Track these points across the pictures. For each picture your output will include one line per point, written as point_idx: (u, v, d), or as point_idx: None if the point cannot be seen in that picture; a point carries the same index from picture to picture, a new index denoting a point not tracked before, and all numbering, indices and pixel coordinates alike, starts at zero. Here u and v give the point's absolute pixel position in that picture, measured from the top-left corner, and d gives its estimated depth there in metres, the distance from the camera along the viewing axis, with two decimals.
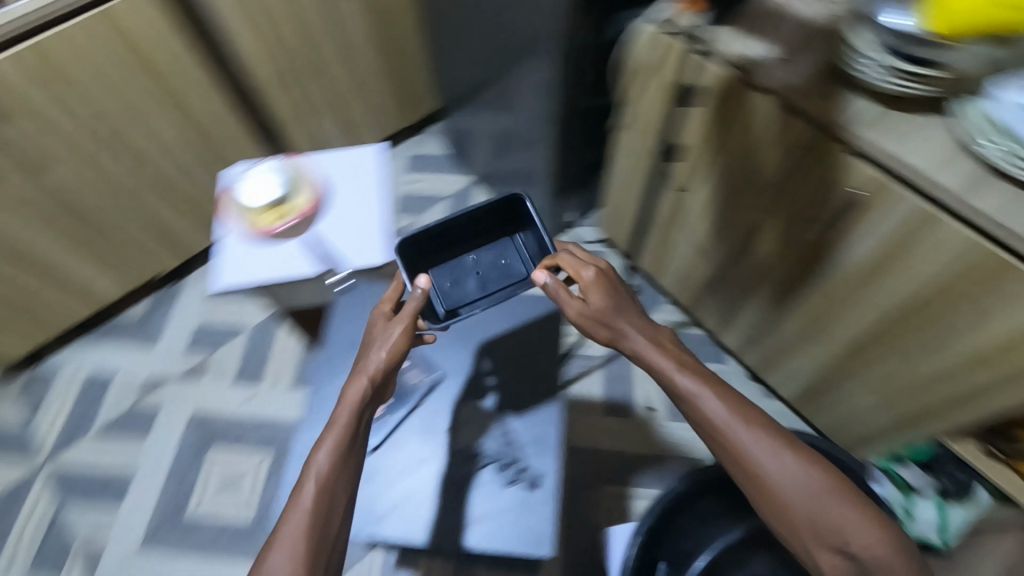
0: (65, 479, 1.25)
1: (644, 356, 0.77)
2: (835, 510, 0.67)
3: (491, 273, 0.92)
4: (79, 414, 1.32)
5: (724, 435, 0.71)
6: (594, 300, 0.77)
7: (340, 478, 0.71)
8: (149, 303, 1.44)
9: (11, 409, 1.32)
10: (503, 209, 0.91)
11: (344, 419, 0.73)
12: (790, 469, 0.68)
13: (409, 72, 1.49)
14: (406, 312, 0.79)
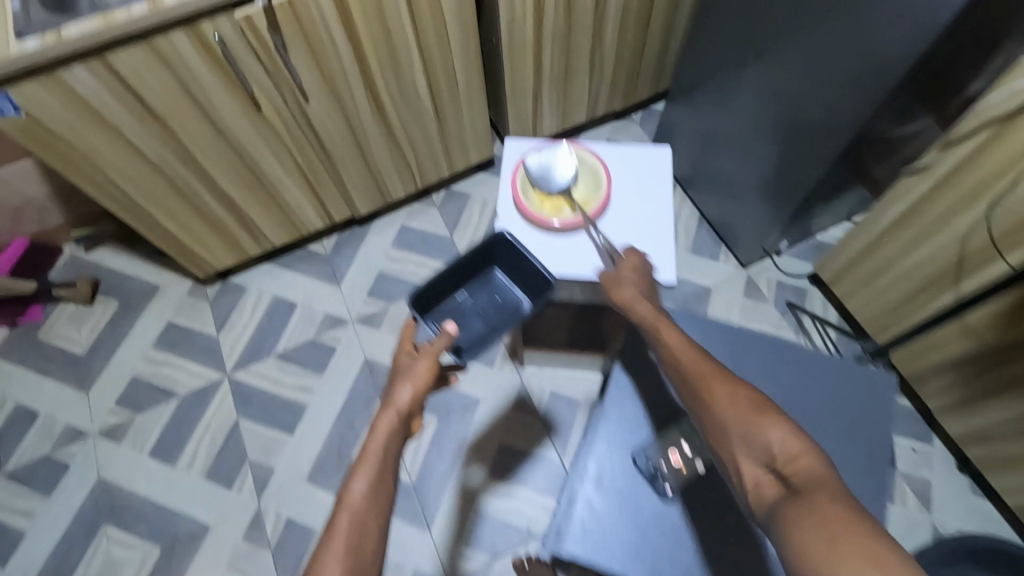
0: (245, 395, 1.30)
1: (637, 314, 0.76)
2: (770, 428, 0.61)
3: (482, 317, 0.89)
4: (263, 333, 1.36)
5: (689, 371, 0.69)
6: (625, 269, 0.81)
7: (376, 491, 0.62)
8: (337, 240, 1.45)
9: (204, 315, 1.38)
10: (491, 248, 0.89)
11: (378, 454, 0.64)
12: (732, 391, 0.65)
13: (644, 57, 1.37)
14: (430, 347, 0.73)
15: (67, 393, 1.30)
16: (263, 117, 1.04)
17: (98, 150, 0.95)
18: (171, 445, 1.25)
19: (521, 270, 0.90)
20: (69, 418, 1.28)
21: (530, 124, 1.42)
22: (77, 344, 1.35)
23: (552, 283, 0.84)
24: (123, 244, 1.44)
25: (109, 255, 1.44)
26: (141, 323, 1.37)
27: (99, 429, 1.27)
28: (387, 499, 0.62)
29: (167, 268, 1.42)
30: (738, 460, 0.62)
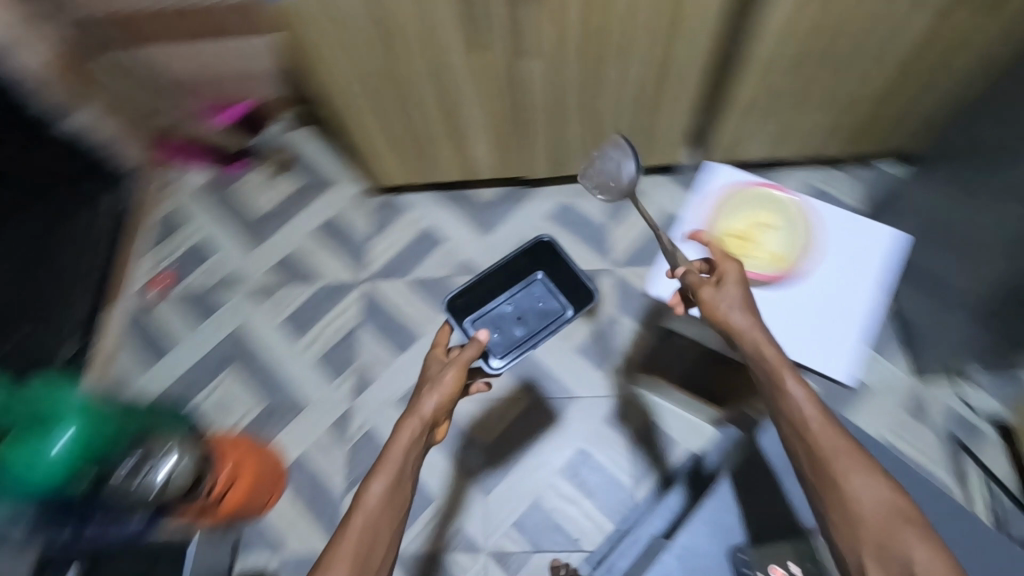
0: (371, 306, 1.39)
1: (741, 329, 0.76)
2: (908, 539, 0.64)
3: (525, 318, 1.00)
4: (405, 255, 1.44)
5: (818, 447, 0.70)
6: (731, 287, 0.79)
7: (389, 490, 0.71)
8: (498, 193, 1.47)
9: (362, 220, 1.48)
10: (539, 252, 1.03)
11: (398, 459, 0.72)
12: (869, 489, 0.67)
13: (888, 109, 1.20)
14: (457, 359, 0.81)
15: (238, 246, 1.49)
16: (482, 61, 1.05)
17: (333, 52, 1.02)
18: (300, 323, 1.39)
19: (572, 284, 1.02)
20: (233, 266, 1.46)
21: (731, 142, 1.32)
22: (257, 207, 1.53)
23: (592, 292, 1.00)
24: (320, 132, 1.57)
25: (306, 138, 1.57)
26: (311, 208, 1.51)
27: (250, 286, 1.44)
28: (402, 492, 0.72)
29: (347, 166, 1.54)
30: (858, 553, 0.66)
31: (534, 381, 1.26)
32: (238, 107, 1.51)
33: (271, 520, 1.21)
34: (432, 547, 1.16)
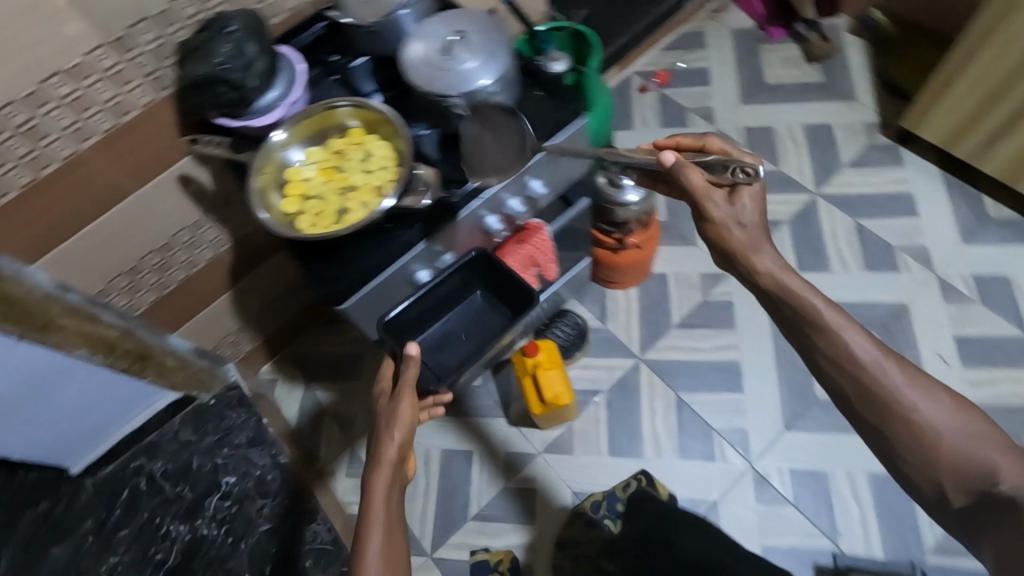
0: (807, 217, 1.36)
1: (756, 255, 0.76)
2: (990, 450, 0.66)
3: (466, 338, 0.90)
4: (871, 201, 1.36)
5: (879, 386, 0.69)
6: (743, 203, 0.75)
7: (388, 501, 0.68)
8: (1010, 219, 1.30)
9: (853, 146, 1.43)
10: (471, 270, 0.86)
11: (381, 506, 0.67)
12: (936, 416, 0.67)
13: None
14: (404, 384, 0.74)
15: (730, 94, 1.55)
16: None
17: None
18: None
19: (488, 297, 0.90)
20: (716, 104, 1.54)
21: None
22: (768, 74, 1.57)
23: (529, 293, 0.84)
24: (869, 51, 1.54)
25: (852, 49, 1.55)
26: (814, 106, 1.50)
27: (719, 129, 1.51)
28: (397, 510, 0.69)
29: (873, 97, 1.48)
30: (938, 482, 0.67)
31: None
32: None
33: (611, 297, 1.34)
34: (711, 422, 1.19)
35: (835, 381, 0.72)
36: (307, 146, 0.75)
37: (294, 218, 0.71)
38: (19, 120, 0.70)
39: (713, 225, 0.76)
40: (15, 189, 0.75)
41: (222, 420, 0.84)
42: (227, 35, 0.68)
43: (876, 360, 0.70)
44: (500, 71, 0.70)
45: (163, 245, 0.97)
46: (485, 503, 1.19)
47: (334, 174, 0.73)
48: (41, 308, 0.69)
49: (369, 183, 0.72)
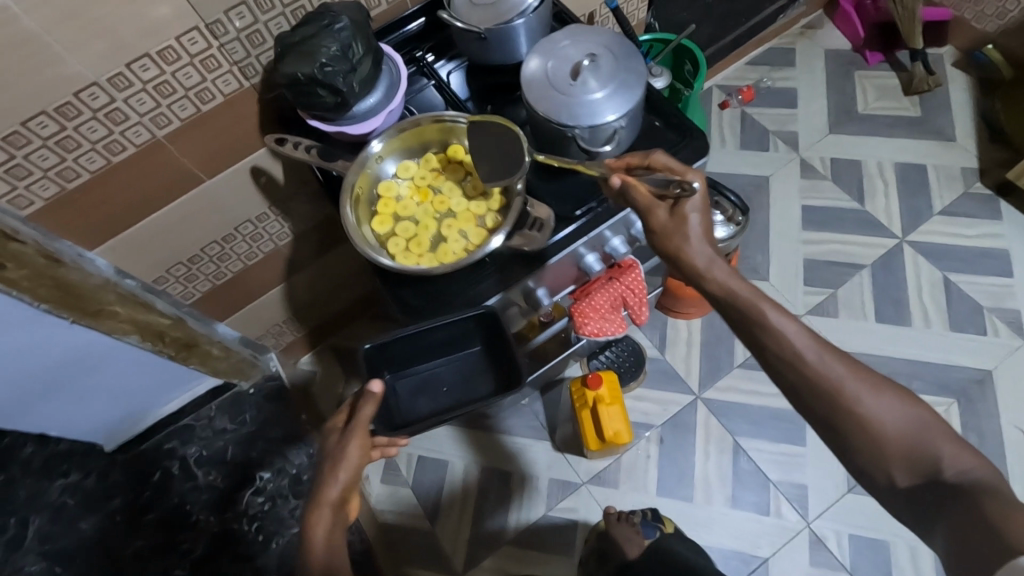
0: (891, 264, 1.28)
1: (705, 265, 0.63)
2: (940, 444, 0.54)
3: (446, 392, 0.75)
4: (961, 255, 1.27)
5: (825, 384, 0.57)
6: (692, 222, 0.62)
7: (331, 549, 0.63)
8: None
9: (947, 192, 1.33)
10: (477, 333, 0.72)
11: (320, 556, 0.62)
12: (881, 404, 0.56)
13: None
14: (357, 424, 0.66)
15: (819, 118, 1.44)
16: None
17: None
18: (817, 218, 1.34)
19: (491, 360, 0.74)
20: (801, 129, 1.44)
21: None
22: (860, 102, 1.45)
23: (519, 383, 0.68)
24: (975, 88, 1.42)
25: (957, 84, 1.43)
26: (907, 143, 1.39)
27: (802, 157, 1.41)
28: (343, 553, 0.65)
29: (974, 140, 1.37)
30: (888, 474, 0.56)
31: None
32: (938, 8, 1.42)
33: (672, 326, 1.26)
34: (768, 473, 1.13)
35: (772, 372, 0.61)
36: (402, 157, 0.69)
37: (386, 240, 0.66)
38: (100, 103, 0.64)
39: (661, 240, 0.64)
40: (87, 174, 0.70)
41: (258, 408, 1.22)
42: (331, 30, 0.61)
43: (817, 353, 0.58)
44: (628, 103, 0.62)
45: (227, 236, 0.91)
46: (524, 529, 1.14)
47: (432, 195, 0.67)
48: (101, 298, 0.80)
49: (470, 211, 0.66)
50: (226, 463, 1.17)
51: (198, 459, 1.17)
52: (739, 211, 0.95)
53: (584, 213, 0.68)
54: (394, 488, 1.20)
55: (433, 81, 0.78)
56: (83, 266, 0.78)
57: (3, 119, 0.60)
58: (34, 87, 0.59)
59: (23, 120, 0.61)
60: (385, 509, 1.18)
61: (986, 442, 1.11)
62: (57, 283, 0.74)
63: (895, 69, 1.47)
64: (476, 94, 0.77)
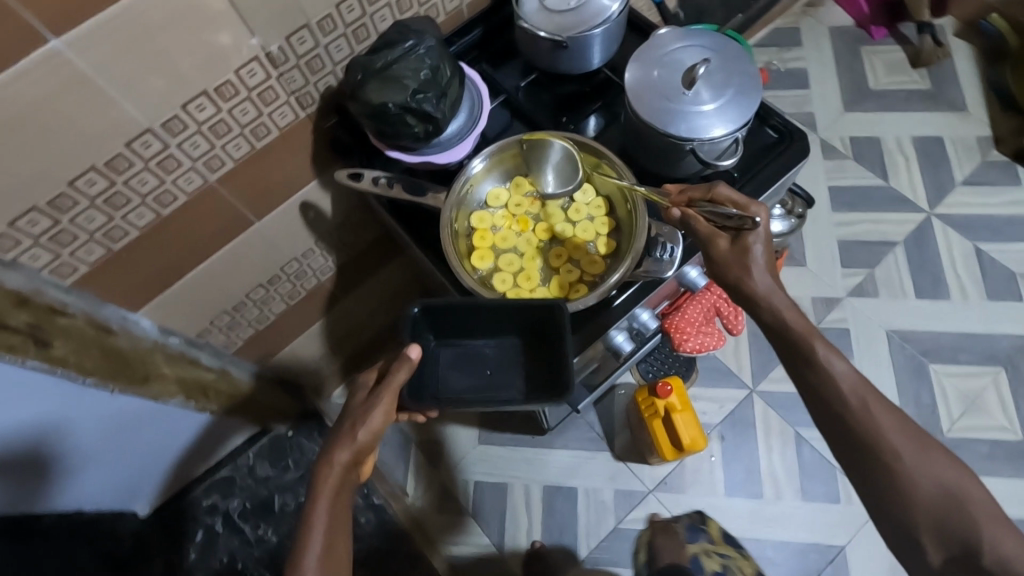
0: (923, 239, 1.29)
1: (766, 295, 0.57)
2: (983, 522, 0.49)
3: (489, 374, 0.65)
4: (987, 224, 1.29)
5: (860, 427, 0.53)
6: (751, 252, 0.56)
7: (334, 512, 0.53)
8: None
9: (966, 162, 1.34)
10: (533, 316, 0.62)
11: (323, 517, 0.53)
12: (925, 469, 0.51)
13: None
14: (387, 386, 0.57)
15: (833, 97, 1.44)
16: None
17: None
18: (845, 199, 1.34)
19: (543, 361, 0.64)
20: (818, 109, 1.43)
21: None
22: (871, 78, 1.44)
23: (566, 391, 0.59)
24: (978, 58, 1.44)
25: (960, 54, 1.45)
26: (922, 116, 1.39)
27: (822, 138, 1.40)
28: (347, 519, 0.55)
29: (985, 108, 1.39)
30: (920, 547, 0.51)
31: None
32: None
33: None
34: (833, 461, 1.12)
35: (815, 418, 0.57)
36: (500, 178, 0.67)
37: (485, 271, 0.65)
38: (151, 150, 0.57)
39: (718, 269, 0.58)
40: (135, 231, 0.62)
41: (298, 451, 1.14)
42: (416, 51, 0.57)
43: (856, 390, 0.54)
44: (738, 117, 0.58)
45: (272, 278, 0.83)
46: (597, 544, 1.11)
47: (532, 224, 0.68)
48: (147, 361, 0.75)
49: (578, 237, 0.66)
50: (275, 513, 1.10)
51: (242, 511, 1.11)
52: (798, 203, 0.92)
53: None
54: (457, 520, 1.14)
55: (501, 95, 0.72)
56: (130, 331, 0.70)
57: (49, 180, 0.53)
58: (85, 140, 0.52)
59: (70, 179, 0.54)
60: (450, 542, 1.13)
61: None
62: (104, 351, 0.68)
63: (900, 42, 1.47)
64: (549, 107, 0.72)
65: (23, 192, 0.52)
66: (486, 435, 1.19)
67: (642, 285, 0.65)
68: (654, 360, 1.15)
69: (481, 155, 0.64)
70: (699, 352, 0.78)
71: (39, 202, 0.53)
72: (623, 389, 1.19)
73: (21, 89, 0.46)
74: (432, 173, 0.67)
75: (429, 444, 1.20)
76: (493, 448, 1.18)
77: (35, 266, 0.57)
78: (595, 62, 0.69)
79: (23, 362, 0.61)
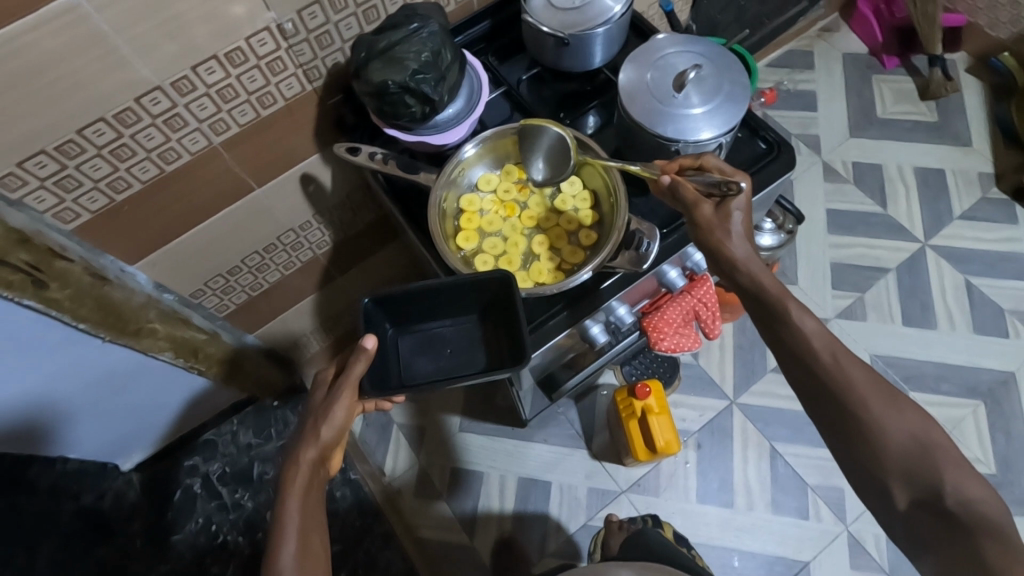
0: (915, 267, 1.30)
1: (742, 261, 0.58)
2: (948, 468, 0.50)
3: (450, 355, 0.67)
4: (981, 258, 1.30)
5: (830, 381, 0.54)
6: (735, 219, 0.57)
7: (307, 511, 0.54)
8: None
9: (966, 196, 1.35)
10: (488, 291, 0.65)
11: (295, 518, 0.53)
12: (892, 418, 0.52)
13: None
14: (346, 380, 0.58)
15: (840, 122, 1.45)
16: None
17: None
18: (842, 223, 1.35)
19: (501, 336, 0.66)
20: (823, 132, 1.44)
21: None
22: (879, 106, 1.46)
23: (524, 355, 0.61)
24: (988, 94, 1.44)
25: (971, 89, 1.46)
26: (925, 147, 1.41)
27: (825, 161, 1.42)
28: (322, 508, 0.56)
29: (989, 145, 1.40)
30: (888, 494, 0.52)
31: (1011, 465, 1.13)
32: (954, 15, 1.40)
33: None
34: (805, 477, 1.13)
35: (788, 374, 0.58)
36: (489, 168, 0.72)
37: (471, 253, 0.69)
38: (160, 108, 0.59)
39: (700, 235, 0.59)
40: (138, 184, 0.65)
41: (271, 419, 1.18)
42: (420, 36, 0.60)
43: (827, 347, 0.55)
44: (726, 122, 0.61)
45: (269, 246, 0.85)
46: (566, 539, 1.12)
47: (518, 211, 0.71)
48: (140, 316, 0.78)
49: (561, 227, 0.70)
50: (254, 482, 1.13)
51: (222, 476, 1.13)
52: (790, 218, 0.95)
53: (671, 228, 0.68)
54: (431, 504, 1.16)
55: (501, 86, 0.74)
56: (126, 283, 0.74)
57: (58, 127, 0.55)
58: (96, 91, 0.54)
59: (79, 128, 0.56)
60: (423, 525, 1.15)
61: (1014, 442, 1.15)
62: (99, 302, 0.71)
63: (911, 74, 1.49)
64: (549, 102, 0.74)
65: (33, 135, 0.54)
66: (467, 423, 1.21)
67: (622, 276, 0.67)
68: (639, 363, 1.15)
69: (472, 140, 0.67)
70: (674, 351, 0.80)
71: (48, 146, 0.56)
72: (605, 390, 1.21)
73: (39, 37, 0.49)
74: (429, 155, 0.71)
75: (411, 426, 1.22)
76: (472, 436, 1.20)
77: (39, 209, 0.60)
78: (595, 62, 0.71)
79: (19, 301, 0.63)
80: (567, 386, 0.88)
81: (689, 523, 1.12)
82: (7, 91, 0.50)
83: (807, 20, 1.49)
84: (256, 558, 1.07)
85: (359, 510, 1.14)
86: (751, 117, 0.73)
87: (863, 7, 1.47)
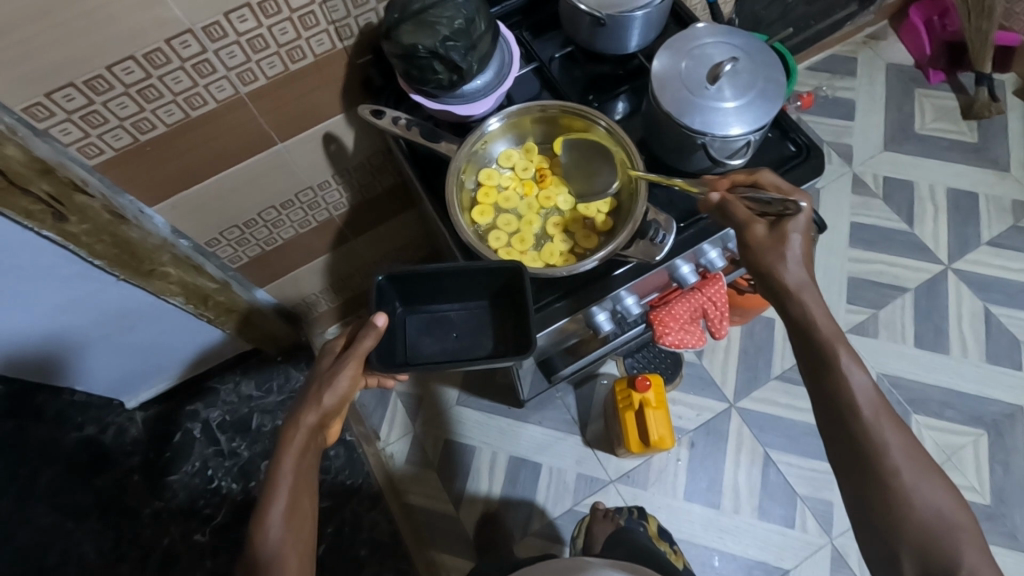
0: (934, 290, 1.27)
1: (795, 291, 0.57)
2: (964, 550, 0.50)
3: (457, 338, 0.67)
4: (1003, 288, 1.27)
5: (865, 443, 0.54)
6: (789, 242, 0.57)
7: (300, 474, 0.55)
8: None
9: (996, 222, 1.32)
10: (501, 280, 0.65)
11: (287, 480, 0.54)
12: (918, 488, 0.52)
13: None
14: (353, 352, 0.57)
15: (876, 134, 1.41)
16: None
17: None
18: (865, 237, 1.32)
19: (509, 326, 0.66)
20: (857, 143, 1.41)
21: None
22: (918, 121, 1.42)
23: (532, 346, 0.61)
24: None
25: (1016, 113, 1.41)
26: (961, 168, 1.37)
27: (855, 172, 1.38)
28: (313, 475, 0.57)
29: None
30: (896, 560, 0.53)
31: (1006, 498, 1.12)
32: (1009, 34, 1.36)
33: None
34: (796, 487, 1.13)
35: (823, 426, 0.58)
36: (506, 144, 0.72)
37: (486, 228, 0.69)
38: (189, 51, 0.59)
39: (752, 255, 0.58)
40: (162, 127, 0.65)
41: (270, 375, 1.19)
42: (455, 2, 0.60)
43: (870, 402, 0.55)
44: (758, 120, 0.60)
45: (285, 202, 0.86)
46: (553, 520, 1.14)
47: (536, 189, 0.71)
48: (154, 258, 0.79)
49: (576, 210, 0.70)
50: (252, 431, 1.15)
51: (221, 423, 1.15)
52: None
53: (689, 223, 0.68)
54: (423, 473, 1.18)
55: (533, 62, 0.73)
56: (142, 225, 0.75)
57: (87, 61, 0.55)
58: (126, 28, 0.54)
59: (109, 64, 0.57)
60: (412, 491, 1.17)
61: (1012, 475, 1.14)
62: (116, 239, 0.72)
63: (955, 91, 1.44)
64: (579, 83, 0.73)
65: (60, 67, 0.55)
66: (466, 398, 1.22)
67: (636, 266, 0.67)
68: (641, 357, 1.15)
69: (498, 114, 0.67)
70: (677, 348, 0.80)
71: (76, 80, 0.56)
72: (605, 379, 1.21)
73: None
74: (452, 125, 0.71)
75: (410, 395, 1.23)
76: (469, 411, 1.21)
77: (62, 141, 0.61)
78: (631, 45, 0.70)
79: (36, 231, 0.65)
80: (564, 372, 0.87)
81: (674, 519, 1.13)
82: (37, 20, 0.50)
83: (854, 25, 1.44)
84: (247, 507, 1.10)
85: (351, 471, 1.17)
86: (783, 117, 0.71)
87: (915, 16, 1.42)
